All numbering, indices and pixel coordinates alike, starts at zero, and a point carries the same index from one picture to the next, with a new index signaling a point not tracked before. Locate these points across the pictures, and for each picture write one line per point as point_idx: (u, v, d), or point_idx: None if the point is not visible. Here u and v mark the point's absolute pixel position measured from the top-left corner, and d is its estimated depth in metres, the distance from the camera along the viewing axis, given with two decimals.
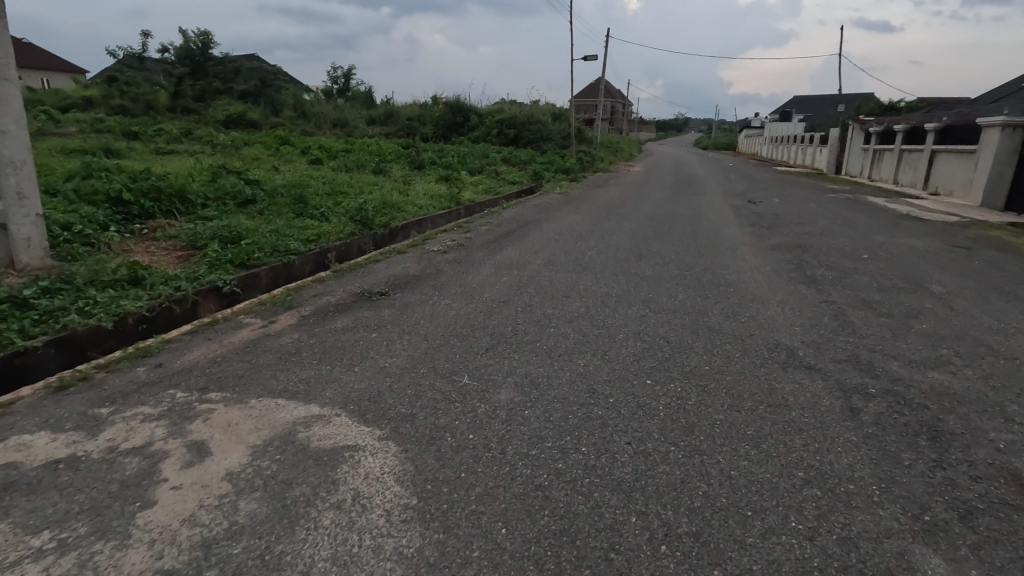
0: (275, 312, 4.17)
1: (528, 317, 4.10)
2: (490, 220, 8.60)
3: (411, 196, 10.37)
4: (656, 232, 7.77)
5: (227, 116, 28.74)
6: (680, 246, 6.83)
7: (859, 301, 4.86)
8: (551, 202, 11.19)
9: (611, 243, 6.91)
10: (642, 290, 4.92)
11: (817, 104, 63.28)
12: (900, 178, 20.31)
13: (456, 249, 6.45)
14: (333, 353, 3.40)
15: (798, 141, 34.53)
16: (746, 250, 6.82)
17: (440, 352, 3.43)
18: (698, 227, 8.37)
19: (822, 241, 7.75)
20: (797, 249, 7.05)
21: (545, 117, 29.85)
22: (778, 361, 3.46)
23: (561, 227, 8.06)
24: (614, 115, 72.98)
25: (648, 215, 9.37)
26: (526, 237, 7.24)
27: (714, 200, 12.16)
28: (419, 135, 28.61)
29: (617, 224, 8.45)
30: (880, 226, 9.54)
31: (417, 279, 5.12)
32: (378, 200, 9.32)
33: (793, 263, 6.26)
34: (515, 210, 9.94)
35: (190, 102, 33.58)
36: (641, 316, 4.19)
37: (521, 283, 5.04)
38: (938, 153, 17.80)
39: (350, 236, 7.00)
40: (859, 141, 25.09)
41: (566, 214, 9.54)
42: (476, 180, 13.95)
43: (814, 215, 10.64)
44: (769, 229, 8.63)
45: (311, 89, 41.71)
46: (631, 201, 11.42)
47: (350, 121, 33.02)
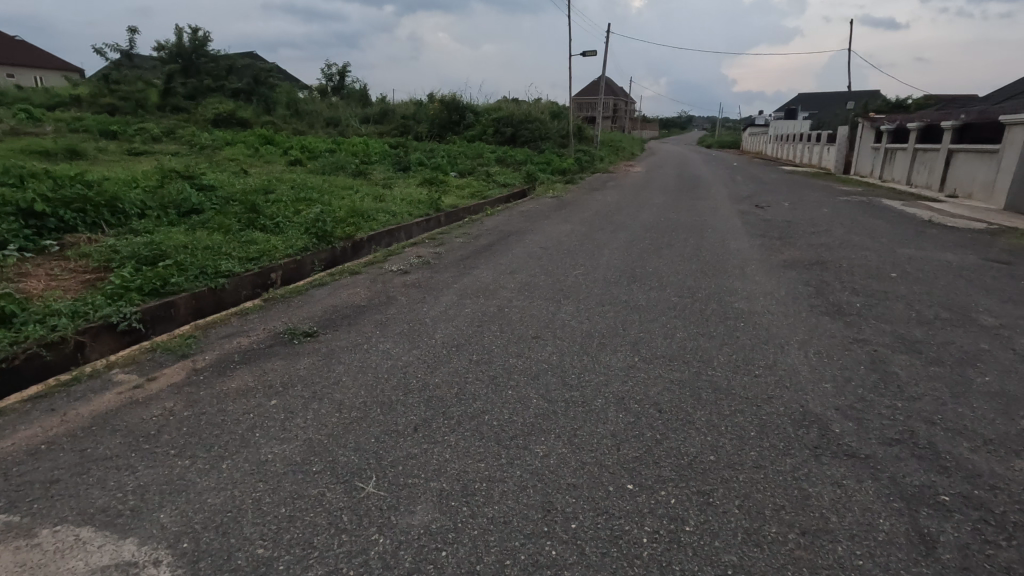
0: (162, 363, 3.28)
1: (482, 372, 3.21)
2: (467, 231, 7.71)
3: (386, 202, 9.48)
4: (652, 246, 6.86)
5: (217, 115, 27.93)
6: (679, 265, 5.93)
7: (896, 341, 3.96)
8: (541, 208, 10.27)
9: (601, 261, 6.01)
10: (632, 326, 4.02)
11: (824, 101, 62.11)
12: (914, 179, 19.33)
13: (419, 270, 5.57)
14: (202, 434, 2.52)
15: (805, 139, 33.50)
16: (755, 269, 5.92)
17: (348, 433, 2.55)
18: (701, 239, 7.45)
19: (841, 255, 6.84)
20: (815, 267, 6.13)
21: (544, 115, 28.93)
22: (805, 445, 2.57)
23: (546, 240, 7.16)
24: (616, 113, 71.97)
25: (646, 225, 8.45)
26: (504, 252, 6.35)
27: (719, 205, 11.23)
28: (413, 134, 27.76)
29: (610, 236, 7.54)
30: (903, 235, 8.61)
31: (359, 312, 4.24)
32: (345, 206, 8.43)
33: (812, 285, 5.36)
34: (499, 218, 9.05)
35: (180, 100, 32.79)
36: (625, 368, 3.30)
37: (483, 317, 4.16)
38: (956, 152, 16.84)
39: (301, 253, 6.13)
40: (869, 140, 24.10)
41: (555, 223, 8.64)
42: (464, 183, 13.04)
43: (828, 222, 9.72)
44: (780, 240, 7.71)
45: (306, 88, 40.90)
46: (629, 207, 10.48)
47: (344, 119, 32.19)
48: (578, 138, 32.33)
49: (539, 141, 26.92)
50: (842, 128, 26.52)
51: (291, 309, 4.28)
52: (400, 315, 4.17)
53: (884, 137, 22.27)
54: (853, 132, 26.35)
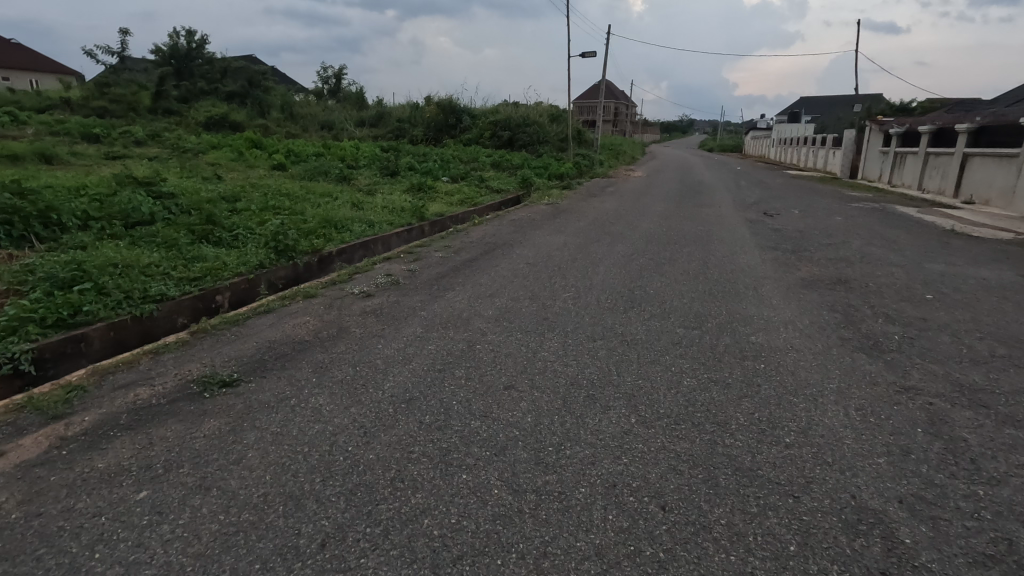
0: (26, 427, 2.57)
1: (434, 442, 2.49)
2: (447, 243, 7.00)
3: (366, 210, 8.77)
4: (654, 262, 6.12)
5: (209, 118, 27.32)
6: (685, 286, 5.19)
7: (954, 390, 3.22)
8: (533, 216, 9.54)
9: (595, 281, 5.29)
10: (629, 370, 3.30)
11: (827, 105, 61.41)
12: (926, 184, 18.59)
13: (386, 292, 4.86)
14: (17, 557, 1.79)
15: (809, 143, 32.82)
16: (771, 291, 5.19)
17: (228, 554, 1.82)
18: (708, 253, 6.72)
19: (865, 272, 6.10)
20: (839, 288, 5.40)
21: (542, 118, 28.28)
22: (870, 572, 1.83)
23: (536, 254, 6.43)
24: (617, 117, 71.36)
25: (647, 236, 7.73)
26: (487, 270, 5.66)
27: (726, 214, 10.50)
28: (409, 137, 27.14)
29: (608, 249, 6.81)
30: (928, 247, 7.89)
31: (299, 350, 3.51)
32: (318, 216, 7.70)
33: (838, 311, 4.64)
34: (485, 228, 8.33)
35: (173, 103, 32.20)
36: (618, 437, 2.57)
37: (447, 358, 3.43)
38: (971, 156, 16.10)
39: (255, 270, 5.41)
40: (877, 144, 23.38)
41: (546, 232, 7.97)
42: (454, 189, 12.36)
43: (843, 232, 8.99)
44: (794, 253, 6.99)
45: (302, 90, 40.32)
46: (628, 216, 9.76)
47: (338, 122, 31.58)
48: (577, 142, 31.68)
49: (537, 145, 26.28)
50: (849, 132, 25.80)
51: (219, 346, 3.56)
52: (348, 355, 3.44)
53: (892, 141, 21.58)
54: (860, 136, 25.63)
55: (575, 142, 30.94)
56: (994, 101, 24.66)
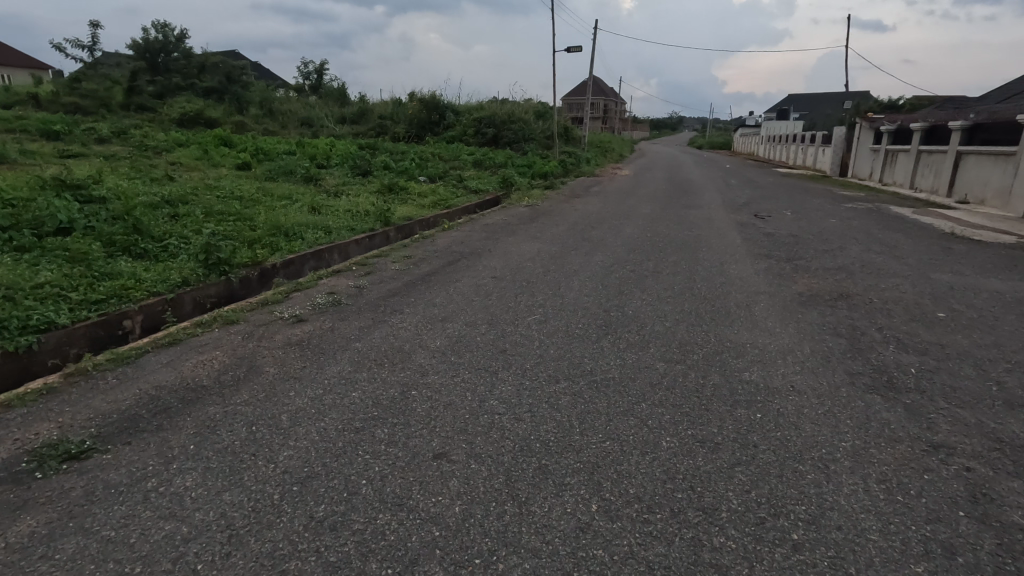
0: None
1: (322, 553, 1.83)
2: (408, 253, 6.33)
3: (325, 214, 8.07)
4: (635, 276, 5.50)
5: (183, 114, 26.35)
6: (668, 305, 4.56)
7: (991, 446, 2.64)
8: (509, 220, 8.89)
9: (566, 300, 4.64)
10: (595, 426, 2.67)
11: (815, 103, 61.25)
12: (918, 183, 18.18)
13: (323, 315, 4.20)
14: None
15: (799, 141, 32.43)
16: (765, 310, 4.59)
17: None
18: (695, 263, 6.11)
19: (867, 285, 5.53)
20: (841, 306, 4.81)
21: (528, 115, 27.61)
22: None
23: (504, 266, 5.78)
24: (605, 114, 70.79)
25: (630, 243, 7.10)
26: (447, 285, 5.02)
27: (715, 216, 9.91)
28: (391, 135, 26.40)
29: (585, 260, 6.16)
30: (930, 253, 7.37)
31: (188, 401, 2.83)
32: (267, 222, 7.00)
33: (841, 336, 4.05)
34: (455, 234, 7.67)
35: (147, 99, 31.14)
36: (571, 538, 1.93)
37: (372, 410, 2.78)
38: (965, 154, 15.69)
39: (177, 289, 4.71)
40: (868, 141, 22.97)
41: (520, 239, 7.32)
42: (429, 189, 11.66)
43: (839, 236, 8.45)
44: (788, 262, 6.41)
45: (283, 87, 39.35)
46: (612, 219, 9.13)
47: (319, 118, 30.74)
48: (565, 140, 31.06)
49: (523, 142, 25.60)
50: (839, 129, 25.40)
51: (91, 396, 2.87)
52: (247, 407, 2.77)
53: (883, 138, 21.16)
54: (850, 133, 25.23)
55: (562, 140, 30.30)
56: (984, 99, 24.34)
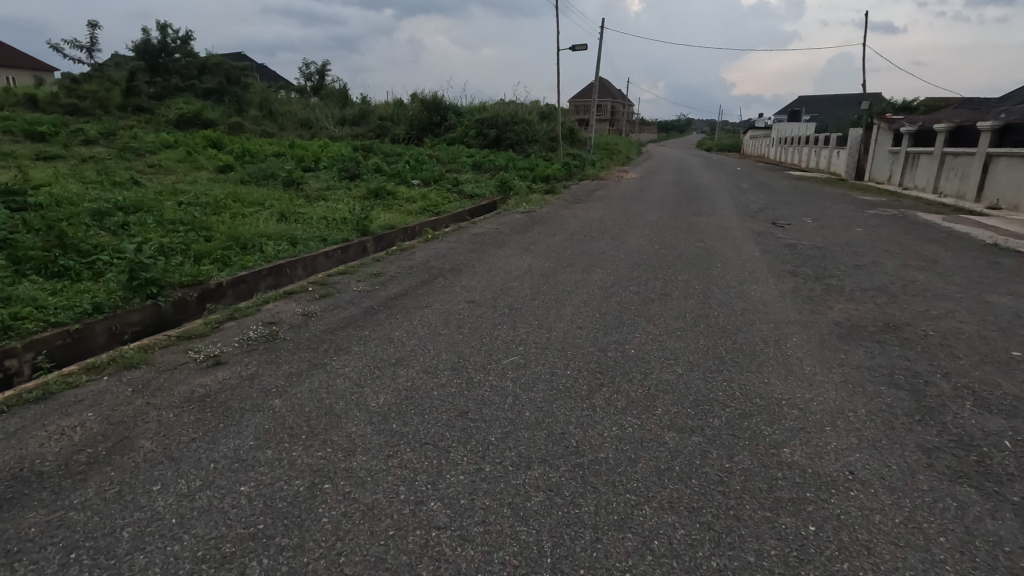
0: None
1: None
2: (378, 269, 5.52)
3: (296, 223, 7.28)
4: (639, 299, 4.65)
5: (179, 116, 25.77)
6: (679, 342, 3.71)
7: None
8: (502, 229, 8.06)
9: (553, 334, 3.80)
10: (576, 552, 1.84)
11: (827, 104, 60.02)
12: (942, 188, 17.20)
13: (251, 355, 3.39)
14: None
15: (812, 142, 31.42)
16: (798, 348, 3.74)
17: None
18: (709, 283, 5.25)
19: (916, 312, 4.66)
20: (890, 342, 3.95)
21: (532, 116, 26.81)
22: None
23: (485, 286, 4.94)
24: (612, 116, 69.94)
25: (634, 257, 6.25)
26: (414, 313, 4.21)
27: (728, 224, 9.04)
28: (391, 136, 25.70)
29: (582, 279, 5.31)
30: (977, 269, 6.48)
31: (5, 503, 2.01)
32: (224, 233, 6.21)
33: (900, 389, 3.20)
34: (437, 245, 6.85)
35: (145, 100, 30.62)
36: None
37: (259, 520, 1.94)
38: (995, 157, 14.72)
39: (87, 317, 3.92)
40: (887, 143, 21.98)
41: (510, 251, 6.51)
42: (419, 194, 10.85)
43: (869, 247, 7.56)
44: (817, 281, 5.54)
45: (285, 88, 38.83)
46: (615, 228, 8.28)
47: (318, 120, 30.12)
48: (570, 142, 30.22)
49: (526, 144, 24.80)
50: (855, 131, 24.42)
51: None
52: (80, 514, 1.95)
53: (903, 140, 20.17)
54: (867, 135, 24.23)
55: (567, 141, 29.45)
56: (1008, 99, 23.31)
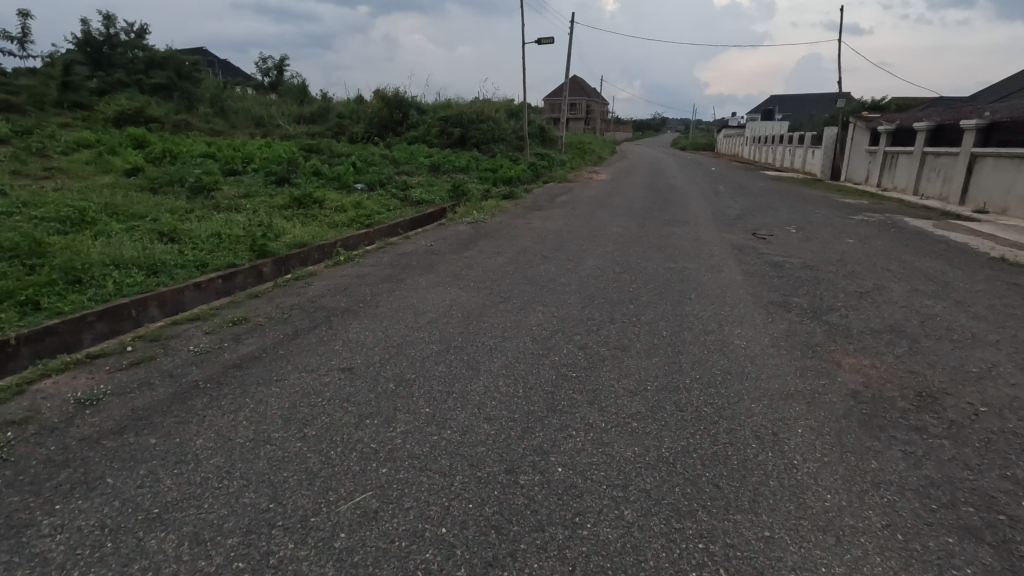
0: None
1: None
2: (245, 313, 4.15)
3: (173, 243, 5.85)
4: (582, 362, 3.39)
5: (118, 112, 23.76)
6: (630, 451, 2.45)
7: None
8: (436, 246, 6.75)
9: (443, 436, 2.51)
10: None
11: (799, 103, 60.02)
12: (924, 189, 16.45)
13: None
14: None
15: (786, 141, 30.75)
16: (806, 453, 2.51)
17: None
18: (678, 328, 4.03)
19: (951, 370, 3.50)
20: (933, 433, 2.75)
21: (498, 113, 25.54)
22: None
23: (377, 341, 3.63)
24: (586, 114, 69.10)
25: (588, 288, 5.00)
26: (254, 393, 2.88)
27: (703, 237, 7.88)
28: (349, 135, 24.15)
29: (514, 324, 4.03)
30: (996, 293, 5.44)
31: None
32: (55, 261, 4.75)
33: (979, 543, 2.00)
34: (345, 271, 5.51)
35: (85, 95, 28.37)
36: None
37: None
38: (980, 158, 13.93)
39: None
40: (863, 142, 21.26)
41: (434, 279, 5.21)
42: (352, 201, 9.44)
43: (865, 265, 6.45)
44: (814, 320, 4.38)
45: (241, 83, 36.78)
46: (572, 243, 7.03)
47: (274, 117, 28.35)
48: (540, 140, 29.05)
49: (493, 143, 23.48)
50: (831, 129, 23.70)
51: None
52: None
53: (881, 139, 19.43)
54: (843, 134, 23.53)
55: (537, 140, 28.22)
56: (982, 97, 22.79)
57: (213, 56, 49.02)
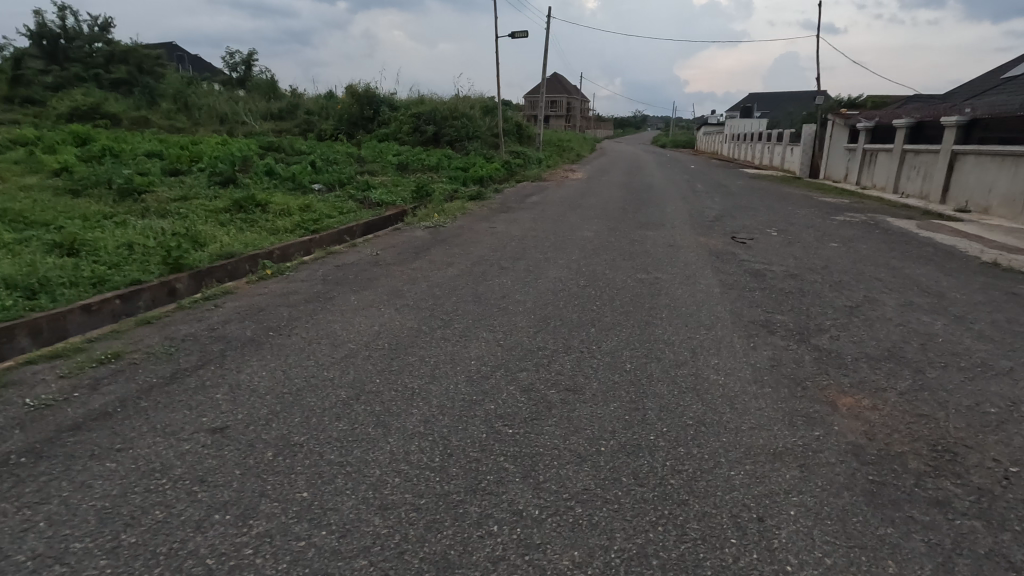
0: None
1: None
2: (121, 347, 3.41)
3: (72, 257, 5.08)
4: (522, 411, 2.73)
5: (72, 108, 22.54)
6: (566, 561, 1.80)
7: None
8: (383, 255, 6.04)
9: (313, 542, 1.84)
10: None
11: (777, 102, 60.27)
12: (904, 187, 16.18)
13: None
14: None
15: (765, 138, 30.54)
16: (801, 552, 1.89)
17: None
18: (644, 360, 3.40)
19: (966, 412, 2.93)
20: (960, 510, 2.15)
21: (473, 110, 24.86)
22: None
23: (273, 385, 2.93)
24: (566, 112, 68.64)
25: (544, 307, 4.36)
26: (82, 471, 2.19)
27: (679, 242, 7.29)
28: (318, 132, 23.24)
29: (447, 357, 3.36)
30: (995, 305, 4.94)
31: None
32: None
33: None
34: (269, 288, 4.78)
35: (38, 89, 26.96)
36: None
37: None
38: (961, 155, 13.63)
39: None
40: (842, 140, 21.00)
41: (369, 298, 4.53)
42: (301, 203, 8.66)
43: (852, 273, 5.92)
44: (801, 345, 3.80)
45: (208, 79, 35.48)
46: (535, 251, 6.39)
47: (241, 114, 27.29)
48: (517, 138, 28.43)
49: (467, 140, 22.75)
50: (809, 126, 23.43)
51: None
52: None
53: (860, 137, 19.16)
54: (821, 131, 23.27)
55: (514, 138, 27.57)
56: (956, 95, 22.75)
57: (182, 51, 47.47)
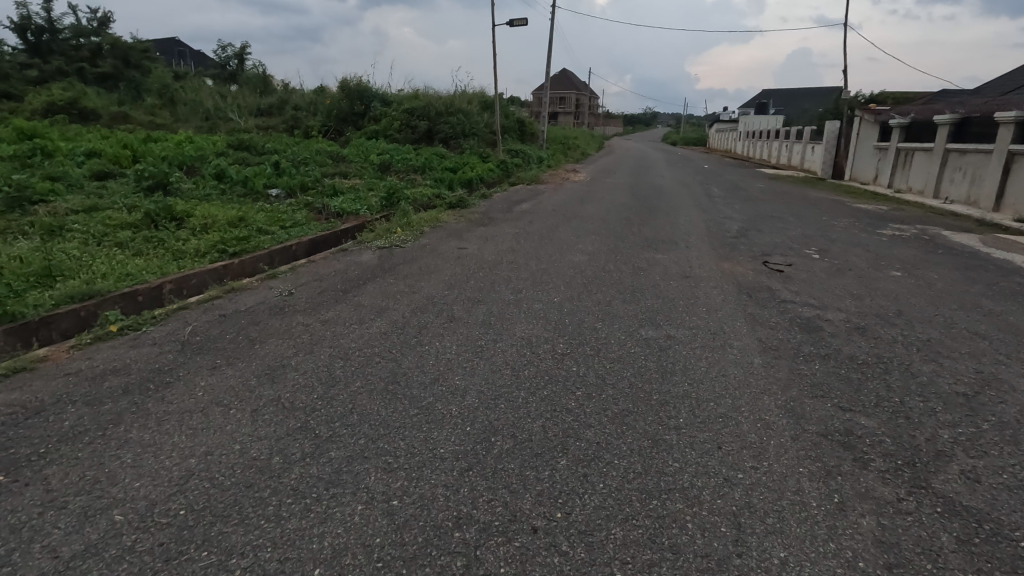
0: None
1: None
2: None
3: None
4: None
5: (45, 104, 21.14)
6: None
7: None
8: (298, 295, 4.49)
9: None
10: None
11: (794, 97, 57.93)
12: (947, 192, 14.40)
13: None
14: None
15: (783, 136, 28.60)
16: None
17: None
18: (645, 562, 1.82)
19: None
20: None
21: (470, 106, 23.28)
22: None
23: None
24: (574, 108, 66.94)
25: (490, 406, 2.78)
26: None
27: (696, 270, 5.66)
28: (304, 128, 21.76)
29: (275, 554, 1.79)
30: None
31: None
32: None
33: None
34: (91, 360, 3.22)
35: (17, 83, 25.53)
36: None
37: None
38: (1018, 156, 11.85)
39: None
40: (871, 138, 19.18)
41: (225, 383, 2.95)
42: (233, 215, 7.12)
43: (939, 326, 4.29)
44: (918, 500, 2.21)
45: (199, 73, 34.05)
46: (506, 287, 4.81)
47: (229, 110, 25.84)
48: (519, 135, 26.82)
49: (463, 138, 21.09)
50: (833, 123, 21.56)
51: None
52: None
53: (892, 134, 17.32)
54: (847, 127, 21.40)
55: (515, 134, 25.92)
56: (995, 87, 20.73)
57: (183, 45, 46.28)
